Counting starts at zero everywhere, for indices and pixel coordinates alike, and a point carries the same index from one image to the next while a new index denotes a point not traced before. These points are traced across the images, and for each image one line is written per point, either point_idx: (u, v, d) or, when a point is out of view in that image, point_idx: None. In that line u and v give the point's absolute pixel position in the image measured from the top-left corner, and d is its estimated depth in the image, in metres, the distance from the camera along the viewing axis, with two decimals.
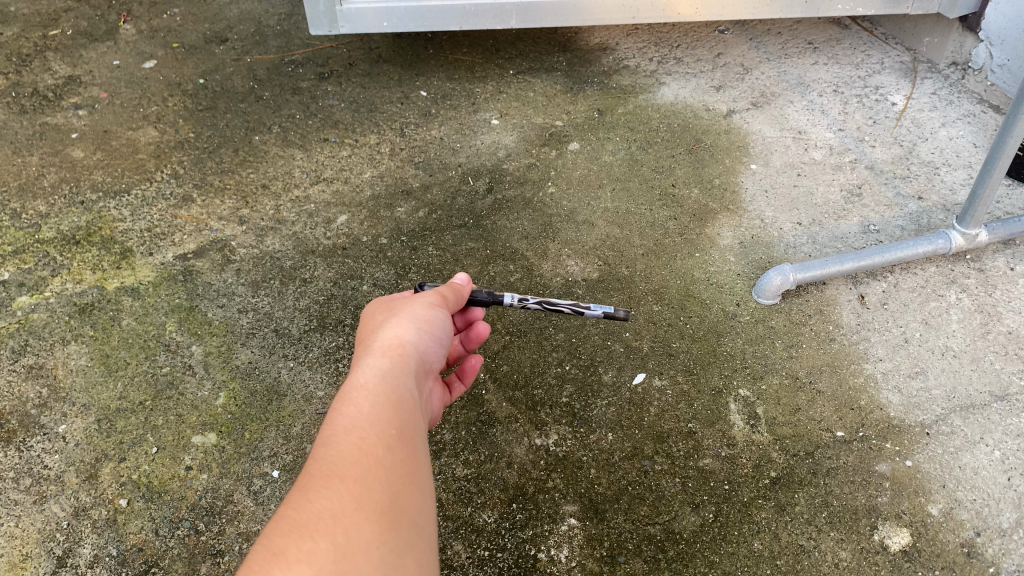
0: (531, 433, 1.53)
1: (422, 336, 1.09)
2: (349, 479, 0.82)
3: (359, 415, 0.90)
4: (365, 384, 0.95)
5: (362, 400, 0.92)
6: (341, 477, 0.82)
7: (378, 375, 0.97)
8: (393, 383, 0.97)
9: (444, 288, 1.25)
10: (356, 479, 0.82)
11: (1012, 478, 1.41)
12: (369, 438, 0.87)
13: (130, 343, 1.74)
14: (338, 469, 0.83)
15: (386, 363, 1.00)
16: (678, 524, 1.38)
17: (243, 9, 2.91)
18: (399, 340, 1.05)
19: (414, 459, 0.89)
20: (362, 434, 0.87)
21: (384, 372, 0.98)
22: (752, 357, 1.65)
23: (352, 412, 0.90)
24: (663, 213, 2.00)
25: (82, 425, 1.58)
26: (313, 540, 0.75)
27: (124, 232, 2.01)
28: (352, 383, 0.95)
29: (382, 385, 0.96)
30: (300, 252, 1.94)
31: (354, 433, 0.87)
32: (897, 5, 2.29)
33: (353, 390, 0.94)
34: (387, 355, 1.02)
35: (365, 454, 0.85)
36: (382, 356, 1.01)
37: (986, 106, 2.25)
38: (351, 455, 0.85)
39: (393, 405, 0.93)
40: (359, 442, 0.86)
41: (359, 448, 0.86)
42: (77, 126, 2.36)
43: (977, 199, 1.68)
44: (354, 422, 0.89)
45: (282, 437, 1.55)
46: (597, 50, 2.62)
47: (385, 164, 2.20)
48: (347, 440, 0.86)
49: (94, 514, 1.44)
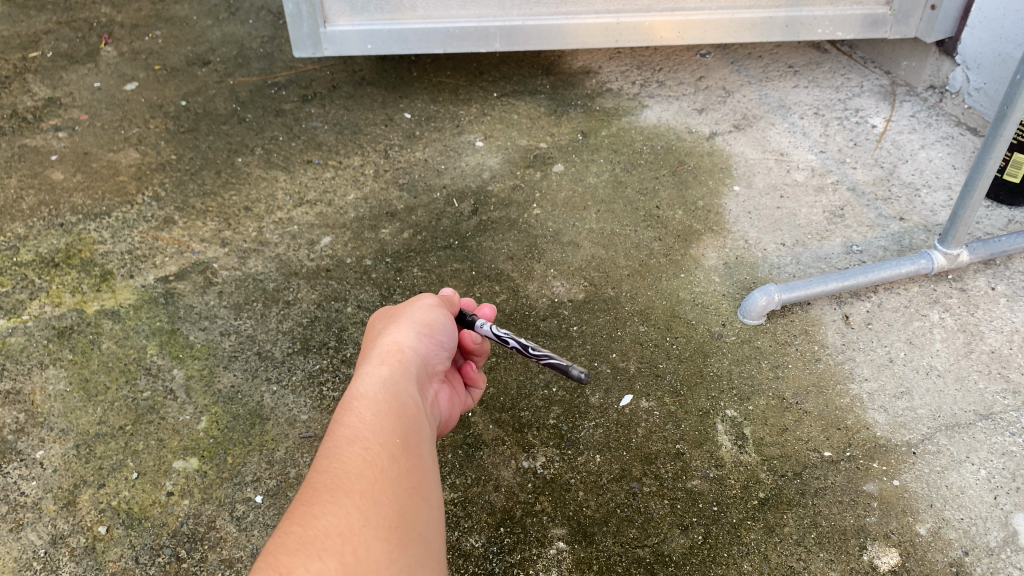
0: (518, 456, 1.52)
1: (422, 341, 1.10)
2: (355, 493, 0.82)
3: (362, 426, 0.90)
4: (366, 393, 0.96)
5: (364, 410, 0.93)
6: (346, 491, 0.82)
7: (379, 384, 0.98)
8: (394, 391, 0.98)
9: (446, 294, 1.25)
10: (363, 493, 0.83)
11: (998, 497, 1.41)
12: (373, 449, 0.88)
13: (110, 367, 1.71)
14: (343, 483, 0.83)
15: (387, 370, 1.01)
16: (668, 546, 1.37)
17: (225, 31, 2.91)
18: (398, 347, 1.06)
19: (418, 469, 0.90)
20: (366, 445, 0.88)
21: (384, 380, 0.99)
22: (738, 378, 1.65)
23: (353, 422, 0.91)
24: (648, 234, 2.01)
25: (60, 451, 1.55)
26: (321, 560, 0.74)
27: (105, 254, 1.99)
28: (353, 393, 0.96)
29: (384, 394, 0.96)
30: (283, 274, 1.93)
31: (357, 445, 0.88)
32: (875, 30, 2.33)
33: (354, 400, 0.95)
34: (386, 362, 1.03)
35: (369, 466, 0.86)
36: (381, 364, 1.02)
37: (964, 129, 2.28)
38: (355, 468, 0.85)
39: (395, 415, 0.94)
40: (363, 453, 0.87)
41: (363, 460, 0.86)
42: (57, 148, 2.34)
43: (958, 220, 1.70)
44: (356, 433, 0.89)
45: (265, 462, 1.52)
46: (580, 73, 2.64)
47: (369, 185, 2.19)
48: (350, 452, 0.87)
49: (72, 542, 1.41)
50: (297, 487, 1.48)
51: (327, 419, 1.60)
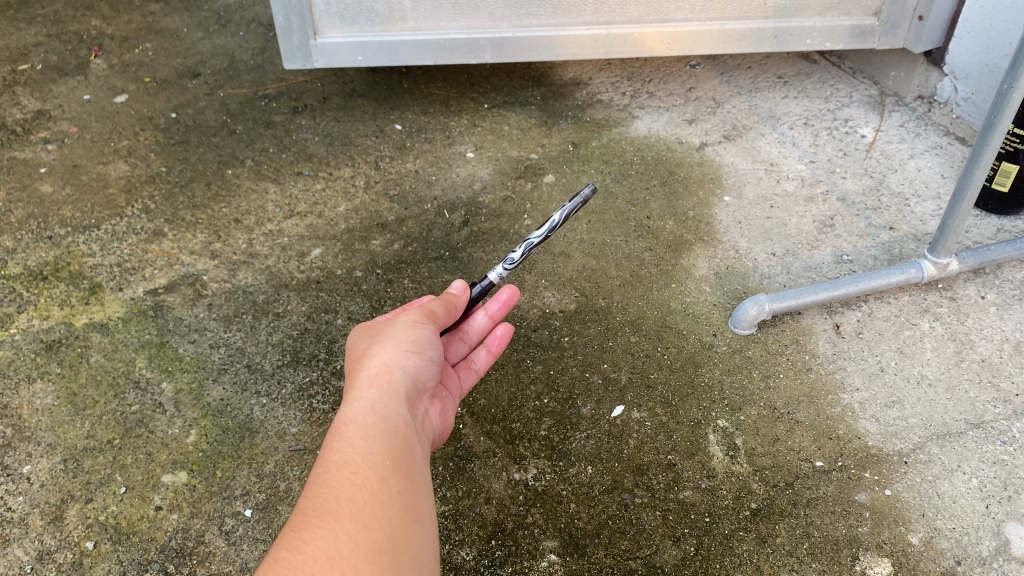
0: (510, 468, 1.51)
1: (410, 358, 1.10)
2: (344, 517, 0.82)
3: (350, 450, 0.90)
4: (354, 418, 0.95)
5: (353, 434, 0.92)
6: (335, 516, 0.82)
7: (367, 407, 0.98)
8: (383, 414, 0.97)
9: (436, 304, 1.24)
10: (352, 517, 0.82)
11: (990, 506, 1.41)
12: (363, 473, 0.87)
13: (98, 380, 1.70)
14: (332, 508, 0.83)
15: (375, 394, 1.01)
16: (660, 558, 1.36)
17: (215, 43, 2.90)
18: (386, 368, 1.06)
19: (411, 489, 0.89)
20: (354, 469, 0.87)
21: (373, 404, 0.99)
22: (730, 388, 1.64)
23: (342, 448, 0.90)
24: (639, 245, 2.01)
25: (47, 465, 1.54)
26: None
27: (94, 267, 1.98)
28: (341, 419, 0.95)
29: (372, 417, 0.96)
30: (273, 286, 1.92)
31: (346, 469, 0.88)
32: (864, 40, 2.34)
33: (342, 426, 0.94)
34: (374, 385, 1.02)
35: (359, 491, 0.85)
36: (370, 387, 1.02)
37: (952, 139, 2.29)
38: (345, 493, 0.85)
39: (385, 437, 0.93)
40: (353, 478, 0.87)
41: (352, 485, 0.86)
42: (46, 161, 2.33)
43: (947, 229, 1.70)
44: (345, 458, 0.89)
45: (254, 475, 1.51)
46: (571, 85, 2.64)
47: (359, 197, 2.19)
48: (339, 478, 0.86)
49: (58, 558, 1.39)
50: (286, 500, 1.47)
51: (317, 432, 1.59)
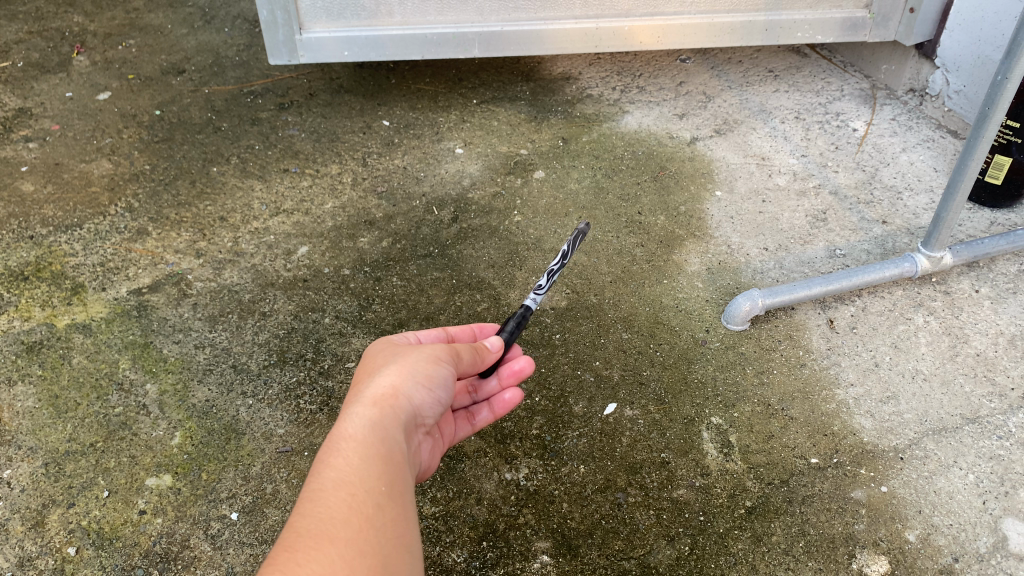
0: (501, 468, 1.49)
1: (420, 390, 1.00)
2: (339, 541, 0.78)
3: (348, 469, 0.85)
4: (353, 434, 0.89)
5: (352, 453, 0.87)
6: (329, 539, 0.78)
7: (368, 427, 0.91)
8: (383, 435, 0.91)
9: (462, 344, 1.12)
10: (346, 542, 0.78)
11: (986, 501, 1.39)
12: (358, 496, 0.83)
13: (81, 382, 1.66)
14: (326, 531, 0.78)
15: (376, 414, 0.94)
16: (654, 558, 1.34)
17: (200, 39, 2.87)
18: (393, 390, 0.98)
19: (404, 518, 0.85)
20: (351, 490, 0.83)
21: (373, 422, 0.92)
22: (723, 385, 1.62)
23: (339, 463, 0.85)
24: (631, 241, 1.98)
25: (28, 470, 1.51)
26: None
27: (76, 267, 1.94)
28: (339, 433, 0.89)
29: (372, 437, 0.90)
30: (259, 285, 1.89)
31: (342, 489, 0.83)
32: (855, 34, 2.33)
33: (340, 441, 0.88)
34: (377, 405, 0.95)
35: (355, 514, 0.81)
36: (372, 406, 0.94)
37: (944, 132, 2.28)
38: (340, 514, 0.80)
39: (383, 459, 0.88)
40: (348, 499, 0.82)
41: (347, 506, 0.81)
42: (27, 159, 2.29)
43: (941, 223, 1.68)
44: (341, 476, 0.84)
45: (240, 478, 1.48)
46: (560, 80, 2.62)
47: (347, 194, 2.16)
48: (334, 498, 0.82)
49: (40, 565, 1.36)
50: (273, 503, 1.44)
51: (304, 433, 1.56)
